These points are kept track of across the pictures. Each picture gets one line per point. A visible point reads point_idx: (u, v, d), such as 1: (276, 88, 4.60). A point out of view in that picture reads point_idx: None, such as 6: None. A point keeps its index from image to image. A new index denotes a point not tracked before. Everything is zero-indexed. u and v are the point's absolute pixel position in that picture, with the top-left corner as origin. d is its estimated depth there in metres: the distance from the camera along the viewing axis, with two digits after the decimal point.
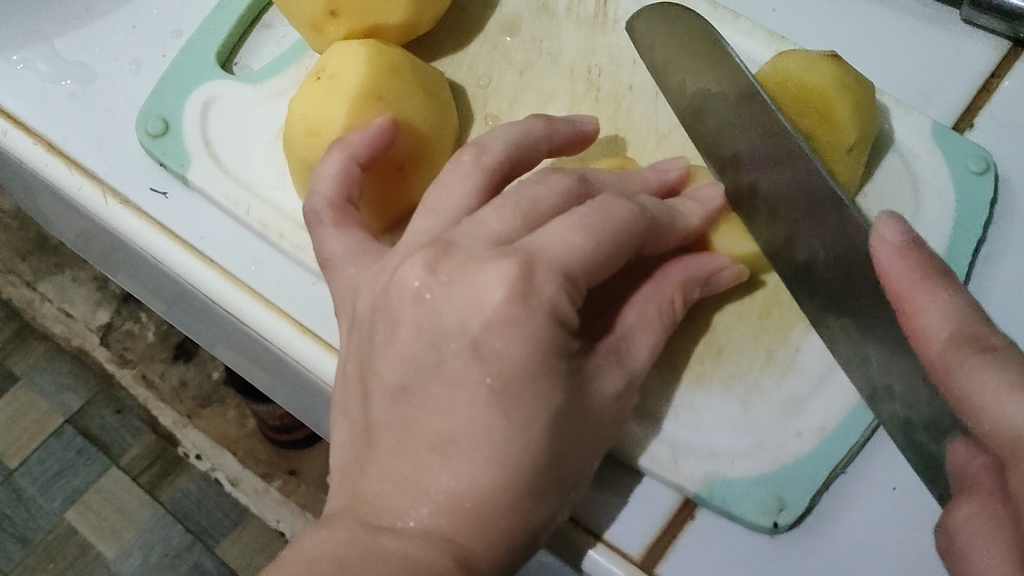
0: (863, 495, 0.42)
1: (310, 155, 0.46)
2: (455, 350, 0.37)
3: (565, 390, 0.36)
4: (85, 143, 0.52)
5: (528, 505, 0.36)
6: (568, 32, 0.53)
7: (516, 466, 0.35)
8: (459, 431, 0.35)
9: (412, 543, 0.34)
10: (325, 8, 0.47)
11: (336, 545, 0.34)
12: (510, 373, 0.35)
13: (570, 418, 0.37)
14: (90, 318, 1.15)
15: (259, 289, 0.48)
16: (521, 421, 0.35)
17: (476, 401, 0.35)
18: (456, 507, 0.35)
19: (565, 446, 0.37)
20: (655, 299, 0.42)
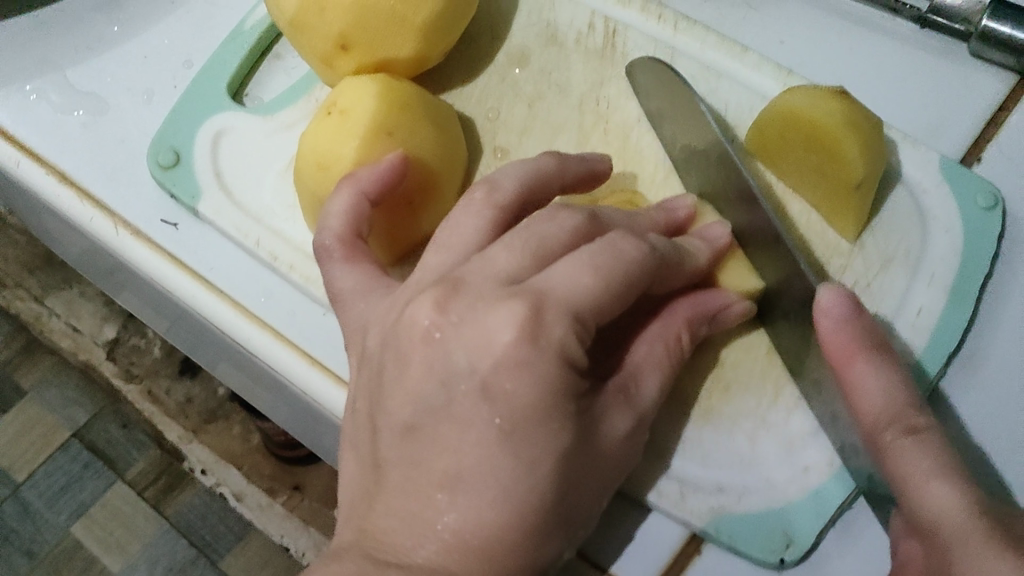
0: (870, 534, 0.42)
1: (320, 188, 0.46)
2: (465, 391, 0.37)
3: (574, 429, 0.37)
4: (97, 174, 0.52)
5: (536, 544, 0.36)
6: (577, 64, 0.54)
7: (523, 505, 0.35)
8: (466, 469, 0.36)
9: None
10: (336, 42, 0.48)
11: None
12: (519, 413, 0.36)
13: (578, 457, 0.37)
14: (98, 333, 1.16)
15: (269, 320, 0.48)
16: (529, 461, 0.35)
17: (485, 441, 0.36)
18: (464, 546, 0.35)
19: (573, 484, 0.37)
20: (662, 335, 0.43)
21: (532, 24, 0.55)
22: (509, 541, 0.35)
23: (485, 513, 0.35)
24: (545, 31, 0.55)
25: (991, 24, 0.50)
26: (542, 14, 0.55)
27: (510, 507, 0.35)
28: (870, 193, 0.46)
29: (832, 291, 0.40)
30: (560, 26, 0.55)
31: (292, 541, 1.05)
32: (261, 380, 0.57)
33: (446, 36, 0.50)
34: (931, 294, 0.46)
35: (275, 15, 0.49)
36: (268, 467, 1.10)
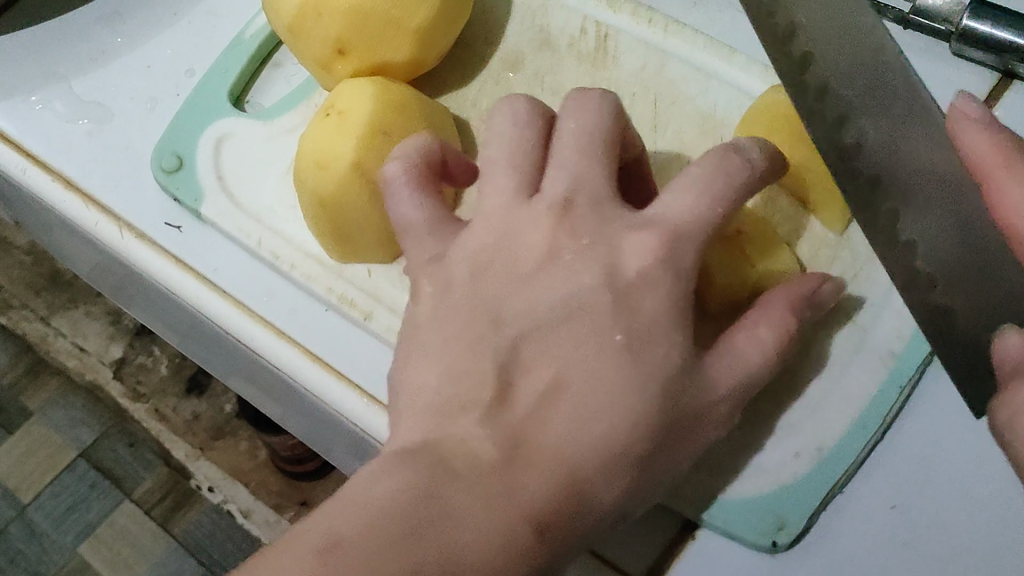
0: (869, 517, 0.43)
1: (321, 189, 0.47)
2: (584, 309, 0.40)
3: (678, 367, 0.39)
4: (104, 179, 0.54)
5: (614, 480, 0.37)
6: (570, 67, 0.55)
7: (614, 431, 0.37)
8: (576, 386, 0.38)
9: (488, 498, 0.34)
10: (334, 47, 0.49)
11: (410, 489, 0.34)
12: (638, 329, 0.39)
13: (676, 403, 0.38)
14: (104, 352, 1.17)
15: (270, 318, 0.49)
16: (643, 386, 0.38)
17: (605, 357, 0.38)
18: (550, 453, 0.36)
19: (663, 433, 0.38)
20: (766, 319, 0.41)
21: (526, 29, 0.56)
22: (592, 466, 0.36)
23: (583, 432, 0.37)
24: (538, 36, 0.56)
25: (971, 23, 0.51)
26: (536, 19, 0.57)
27: (604, 431, 0.37)
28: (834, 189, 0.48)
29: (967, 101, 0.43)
30: (553, 30, 0.56)
31: None
32: (268, 386, 0.58)
33: (440, 40, 0.52)
34: None
35: (274, 22, 0.50)
36: (276, 483, 1.11)
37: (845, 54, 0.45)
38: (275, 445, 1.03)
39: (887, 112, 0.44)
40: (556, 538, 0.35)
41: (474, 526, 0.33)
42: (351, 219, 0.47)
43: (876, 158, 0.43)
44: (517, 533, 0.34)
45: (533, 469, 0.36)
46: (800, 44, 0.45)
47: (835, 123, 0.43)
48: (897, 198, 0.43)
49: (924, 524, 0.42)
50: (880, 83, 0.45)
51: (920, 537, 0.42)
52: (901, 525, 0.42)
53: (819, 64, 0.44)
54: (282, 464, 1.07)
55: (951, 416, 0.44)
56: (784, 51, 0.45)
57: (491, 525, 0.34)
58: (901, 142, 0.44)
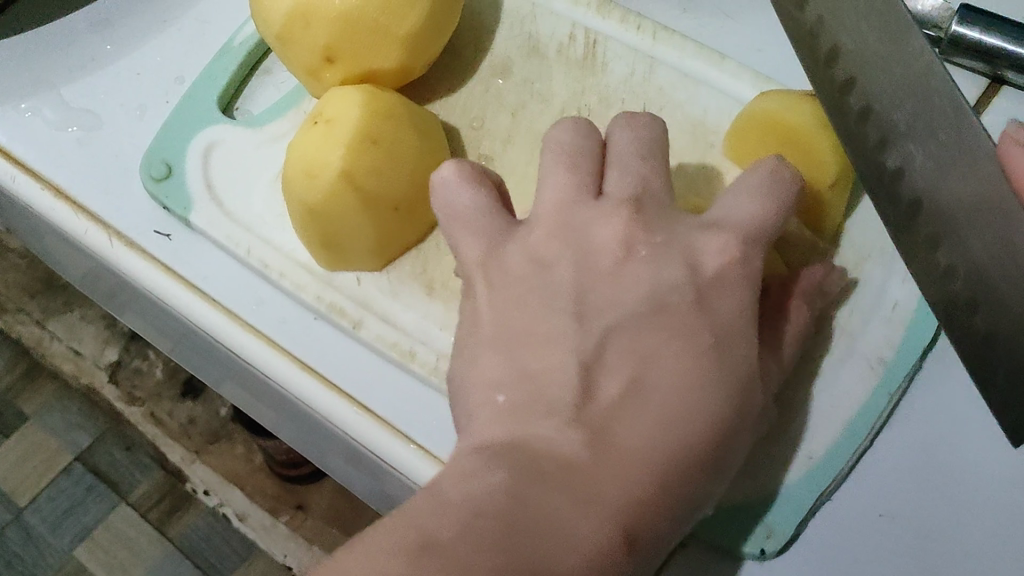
0: (857, 525, 0.43)
1: (309, 198, 0.47)
2: (655, 303, 0.40)
3: (745, 373, 0.39)
4: (93, 188, 0.54)
5: (695, 480, 0.37)
6: (559, 74, 0.55)
7: (694, 436, 0.37)
8: (662, 387, 0.38)
9: (582, 506, 0.34)
10: (322, 55, 0.49)
11: (506, 498, 0.33)
12: (719, 332, 0.39)
13: (745, 401, 0.39)
14: (99, 356, 1.15)
15: (260, 327, 0.49)
16: (720, 390, 0.38)
17: (686, 360, 0.38)
18: (642, 456, 0.36)
19: (734, 431, 0.39)
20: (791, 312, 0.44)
21: (515, 35, 0.56)
22: (676, 470, 0.36)
23: (672, 435, 0.37)
24: (527, 43, 0.56)
25: (960, 28, 0.51)
26: (524, 26, 0.57)
27: (689, 435, 0.37)
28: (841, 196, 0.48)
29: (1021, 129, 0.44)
30: (543, 37, 0.56)
31: (296, 560, 1.05)
32: (260, 393, 0.58)
33: (430, 47, 0.52)
34: (906, 289, 0.47)
35: (262, 29, 0.50)
36: (273, 487, 1.11)
37: (889, 73, 0.45)
38: (270, 449, 1.03)
39: (931, 133, 0.44)
40: (646, 541, 0.35)
41: (572, 537, 0.33)
42: (340, 227, 0.47)
43: (921, 180, 0.45)
44: (614, 539, 0.34)
45: (628, 472, 0.35)
46: (844, 65, 0.46)
47: (876, 145, 0.45)
48: (938, 218, 0.44)
49: (911, 532, 0.42)
50: (922, 101, 0.44)
51: (908, 544, 0.42)
52: (888, 534, 0.42)
53: (864, 89, 0.46)
54: (278, 468, 1.07)
55: (937, 424, 0.44)
56: (829, 75, 0.47)
57: (592, 529, 0.34)
58: (949, 164, 0.44)
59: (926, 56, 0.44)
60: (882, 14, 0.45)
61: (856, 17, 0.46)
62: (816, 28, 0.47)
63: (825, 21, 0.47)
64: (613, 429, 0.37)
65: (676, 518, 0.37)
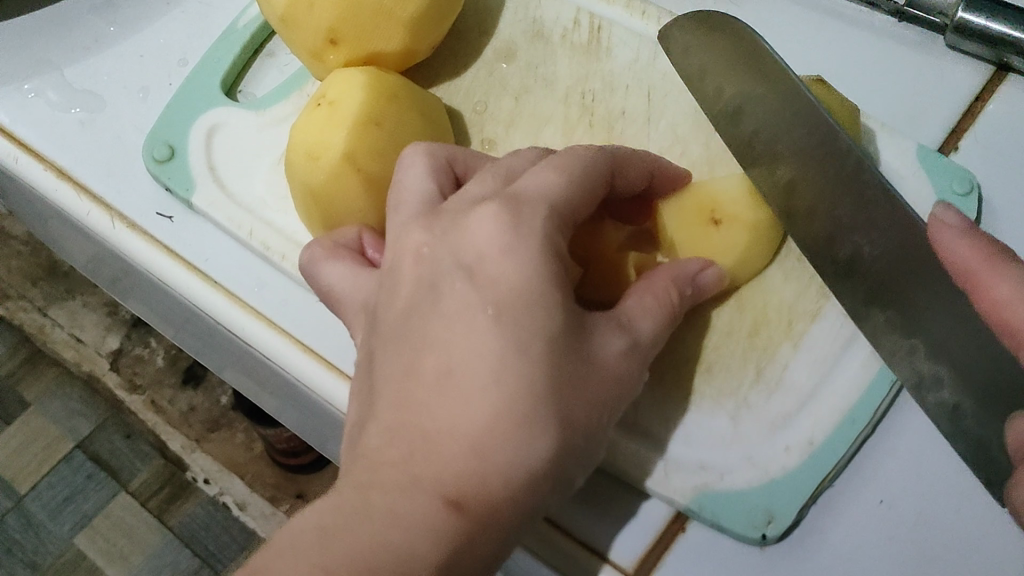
0: (858, 513, 0.42)
1: (311, 179, 0.47)
2: (453, 285, 0.37)
3: (561, 320, 0.36)
4: (95, 169, 0.54)
5: (532, 439, 0.34)
6: (563, 58, 0.55)
7: (505, 399, 0.34)
8: (457, 361, 0.35)
9: (401, 496, 0.33)
10: (325, 37, 0.49)
11: (330, 513, 0.33)
12: (505, 294, 0.35)
13: (569, 348, 0.36)
14: (100, 343, 1.16)
15: (261, 309, 0.49)
16: (521, 343, 0.35)
17: (476, 328, 0.35)
18: (449, 444, 0.34)
19: (566, 378, 0.35)
20: (650, 290, 0.41)
21: (519, 21, 0.56)
22: (497, 439, 0.34)
23: (473, 403, 0.34)
24: (531, 28, 0.56)
25: (968, 16, 0.51)
26: (529, 11, 0.57)
27: (495, 396, 0.34)
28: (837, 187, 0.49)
29: (949, 212, 0.42)
30: (547, 22, 0.56)
31: None
32: (262, 379, 0.58)
33: (434, 31, 0.52)
34: None
35: (266, 12, 0.50)
36: (271, 475, 1.11)
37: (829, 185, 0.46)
38: (269, 437, 1.03)
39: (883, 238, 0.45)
40: (485, 516, 0.33)
41: (390, 522, 0.32)
42: (341, 209, 0.47)
43: (872, 271, 0.45)
44: (431, 516, 0.33)
45: (438, 457, 0.34)
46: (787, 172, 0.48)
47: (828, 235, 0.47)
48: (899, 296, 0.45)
49: (913, 517, 0.42)
50: (863, 205, 0.46)
51: (910, 531, 0.42)
52: (889, 521, 0.42)
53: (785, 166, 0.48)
54: (278, 457, 1.07)
55: None
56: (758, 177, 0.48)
57: (407, 510, 0.33)
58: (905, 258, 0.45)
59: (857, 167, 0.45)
60: (806, 121, 0.47)
61: (790, 132, 0.48)
62: (751, 139, 0.49)
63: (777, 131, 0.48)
64: (416, 420, 0.35)
65: (523, 483, 0.34)
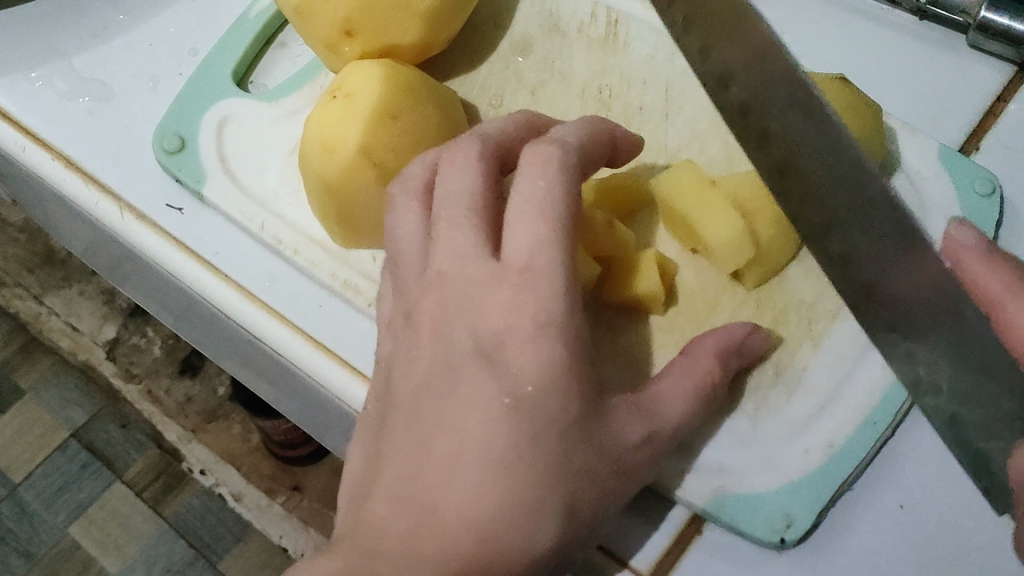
0: (876, 517, 0.42)
1: (326, 174, 0.46)
2: (472, 365, 0.36)
3: (578, 409, 0.35)
4: (104, 159, 0.53)
5: (528, 532, 0.34)
6: (579, 52, 0.54)
7: (508, 492, 0.34)
8: (468, 447, 0.35)
9: (403, 569, 0.33)
10: (341, 28, 0.48)
11: (328, 573, 0.34)
12: (524, 380, 0.35)
13: (582, 441, 0.35)
14: (98, 332, 1.15)
15: (274, 305, 0.48)
16: (532, 436, 0.34)
17: (489, 417, 0.35)
18: (451, 528, 0.34)
19: (576, 471, 0.35)
20: (691, 367, 0.40)
21: (535, 13, 0.56)
22: (499, 530, 0.34)
23: (479, 490, 0.34)
24: (547, 21, 0.55)
25: (990, 15, 0.50)
26: (545, 4, 0.56)
27: (502, 488, 0.34)
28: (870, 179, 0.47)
29: (964, 227, 0.39)
30: (563, 15, 0.55)
31: (292, 542, 1.05)
32: (266, 372, 0.58)
33: (450, 23, 0.51)
34: None
35: (281, 3, 0.50)
36: (268, 467, 1.11)
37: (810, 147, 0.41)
38: (267, 430, 1.02)
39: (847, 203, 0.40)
40: None
41: None
42: (356, 205, 0.46)
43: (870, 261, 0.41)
44: None
45: (438, 537, 0.34)
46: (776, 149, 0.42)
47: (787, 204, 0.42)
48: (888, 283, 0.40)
49: (933, 523, 0.41)
50: None
51: (929, 534, 0.41)
52: (910, 524, 0.42)
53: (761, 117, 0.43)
54: (275, 449, 1.07)
55: None
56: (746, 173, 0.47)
57: None
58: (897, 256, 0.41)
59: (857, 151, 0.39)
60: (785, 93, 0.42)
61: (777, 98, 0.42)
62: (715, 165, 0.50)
63: (748, 103, 0.43)
64: (425, 500, 0.35)
65: (523, 570, 0.34)
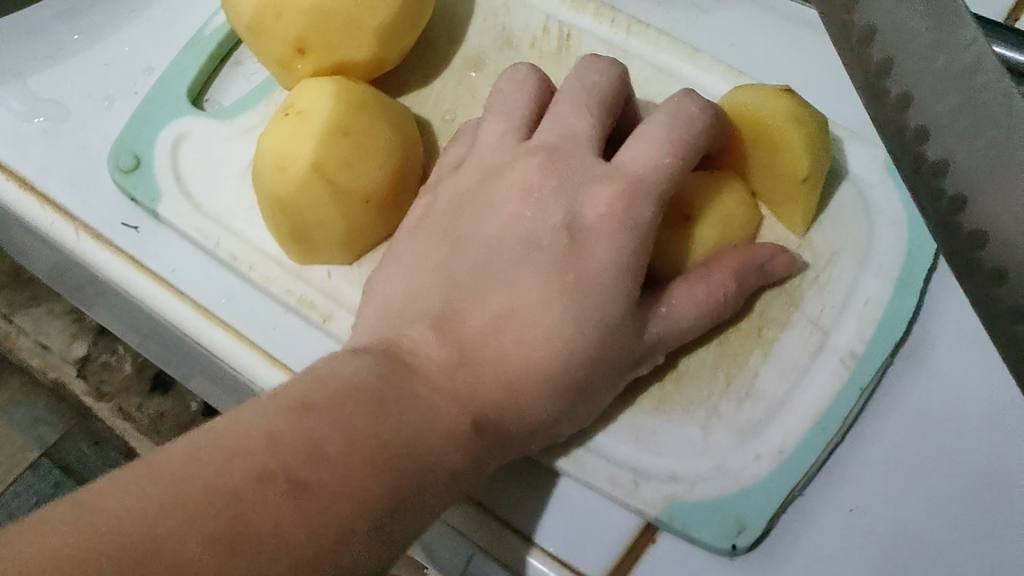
0: (826, 523, 0.43)
1: (279, 191, 0.47)
2: (550, 236, 0.43)
3: (626, 305, 0.42)
4: (60, 179, 0.53)
5: (549, 398, 0.41)
6: (533, 66, 0.55)
7: (545, 357, 0.40)
8: (520, 305, 0.42)
9: (438, 396, 0.38)
10: (293, 46, 0.49)
11: (375, 374, 0.38)
12: (587, 274, 0.41)
13: (619, 339, 0.42)
14: (66, 350, 1.08)
15: (231, 321, 0.49)
16: (580, 315, 0.41)
17: (552, 288, 0.41)
18: (488, 373, 0.40)
19: (604, 358, 0.42)
20: (711, 278, 0.44)
21: (488, 28, 0.56)
22: (527, 389, 0.40)
23: (522, 349, 0.41)
24: (500, 35, 0.56)
25: None
26: (498, 18, 0.56)
27: (542, 357, 0.40)
28: (817, 189, 0.47)
29: None
30: (516, 30, 0.56)
31: None
32: (228, 390, 0.58)
33: (402, 40, 0.51)
34: (877, 284, 0.47)
35: (232, 21, 0.50)
36: None
37: (925, 48, 0.30)
38: None
39: (971, 120, 0.29)
40: (494, 434, 0.40)
41: (427, 418, 0.37)
42: (309, 220, 0.47)
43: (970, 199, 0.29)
44: (461, 421, 0.38)
45: (476, 376, 0.40)
46: (883, 47, 0.31)
47: (895, 107, 0.31)
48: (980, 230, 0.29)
49: (881, 528, 0.42)
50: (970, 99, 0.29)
51: (878, 538, 0.42)
52: (860, 528, 0.42)
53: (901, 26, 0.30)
54: None
55: (905, 426, 0.44)
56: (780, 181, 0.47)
57: (444, 420, 0.38)
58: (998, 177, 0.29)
59: (978, 49, 0.29)
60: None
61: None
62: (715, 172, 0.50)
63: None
64: (475, 350, 0.41)
65: (533, 427, 0.41)
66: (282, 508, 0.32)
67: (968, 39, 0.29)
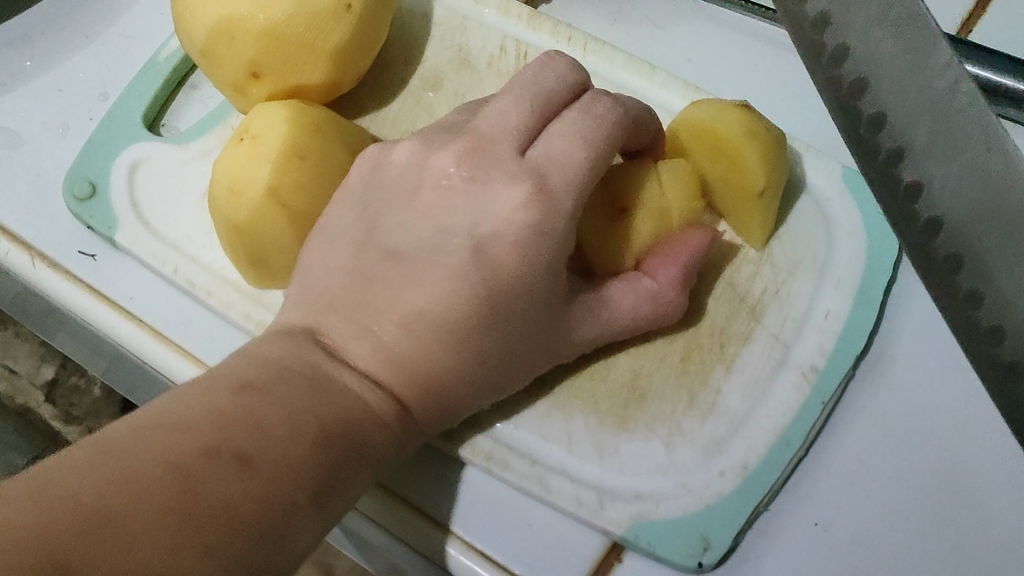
0: (792, 538, 0.42)
1: (235, 217, 0.46)
2: (457, 240, 0.42)
3: (541, 304, 0.42)
4: (14, 208, 0.52)
5: (467, 390, 0.42)
6: (490, 85, 0.55)
7: (462, 356, 0.41)
8: (428, 305, 0.41)
9: (364, 381, 0.39)
10: (247, 70, 0.48)
11: (289, 366, 0.38)
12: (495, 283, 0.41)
13: (534, 337, 0.43)
14: (34, 374, 1.00)
15: (190, 347, 0.48)
16: (491, 322, 0.41)
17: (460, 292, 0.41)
18: (410, 360, 0.40)
19: (518, 356, 0.43)
20: (654, 289, 0.45)
21: (446, 47, 0.56)
22: (443, 384, 0.41)
23: (443, 348, 0.41)
24: (457, 55, 0.56)
25: None
26: (455, 39, 0.56)
27: (463, 356, 0.41)
28: (774, 201, 0.48)
29: None
30: (472, 49, 0.56)
31: None
32: None
33: (356, 61, 0.51)
34: (837, 297, 0.47)
35: (185, 44, 0.50)
36: None
37: (904, 77, 0.35)
38: None
39: (942, 133, 0.35)
40: (420, 416, 0.41)
41: (360, 405, 0.38)
42: (265, 244, 0.46)
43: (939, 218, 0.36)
44: (383, 409, 0.39)
45: (399, 368, 0.40)
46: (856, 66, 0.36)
47: (869, 124, 0.36)
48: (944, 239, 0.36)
49: (846, 541, 0.42)
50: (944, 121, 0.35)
51: (844, 551, 0.42)
52: (826, 542, 0.42)
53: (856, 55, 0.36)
54: None
55: (867, 437, 0.44)
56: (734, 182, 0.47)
57: (369, 411, 0.38)
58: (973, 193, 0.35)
59: (950, 79, 0.35)
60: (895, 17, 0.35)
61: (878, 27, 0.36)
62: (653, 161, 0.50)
63: (830, 13, 0.37)
64: (393, 335, 0.41)
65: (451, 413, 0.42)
66: (233, 479, 0.32)
67: (945, 65, 0.35)
